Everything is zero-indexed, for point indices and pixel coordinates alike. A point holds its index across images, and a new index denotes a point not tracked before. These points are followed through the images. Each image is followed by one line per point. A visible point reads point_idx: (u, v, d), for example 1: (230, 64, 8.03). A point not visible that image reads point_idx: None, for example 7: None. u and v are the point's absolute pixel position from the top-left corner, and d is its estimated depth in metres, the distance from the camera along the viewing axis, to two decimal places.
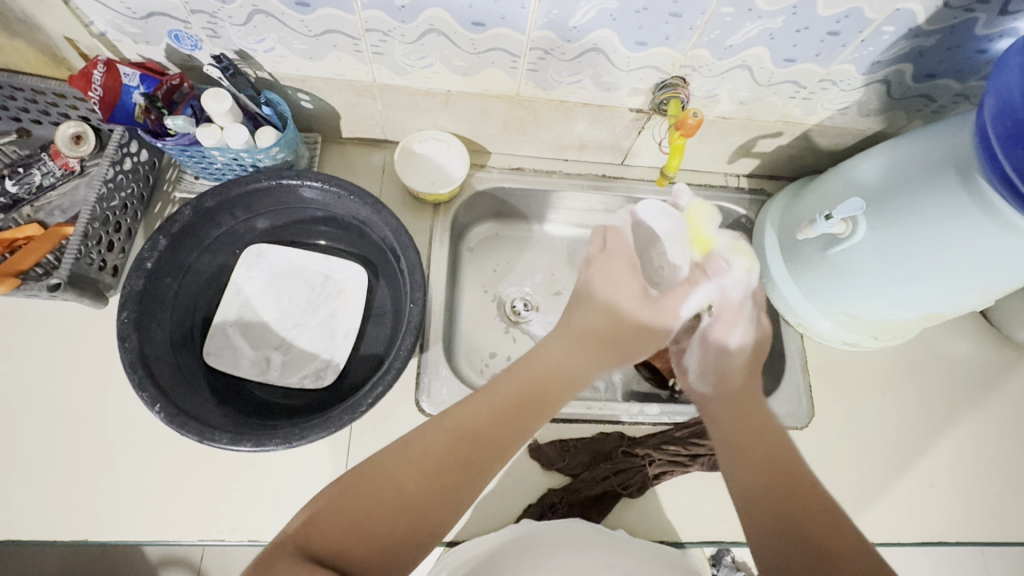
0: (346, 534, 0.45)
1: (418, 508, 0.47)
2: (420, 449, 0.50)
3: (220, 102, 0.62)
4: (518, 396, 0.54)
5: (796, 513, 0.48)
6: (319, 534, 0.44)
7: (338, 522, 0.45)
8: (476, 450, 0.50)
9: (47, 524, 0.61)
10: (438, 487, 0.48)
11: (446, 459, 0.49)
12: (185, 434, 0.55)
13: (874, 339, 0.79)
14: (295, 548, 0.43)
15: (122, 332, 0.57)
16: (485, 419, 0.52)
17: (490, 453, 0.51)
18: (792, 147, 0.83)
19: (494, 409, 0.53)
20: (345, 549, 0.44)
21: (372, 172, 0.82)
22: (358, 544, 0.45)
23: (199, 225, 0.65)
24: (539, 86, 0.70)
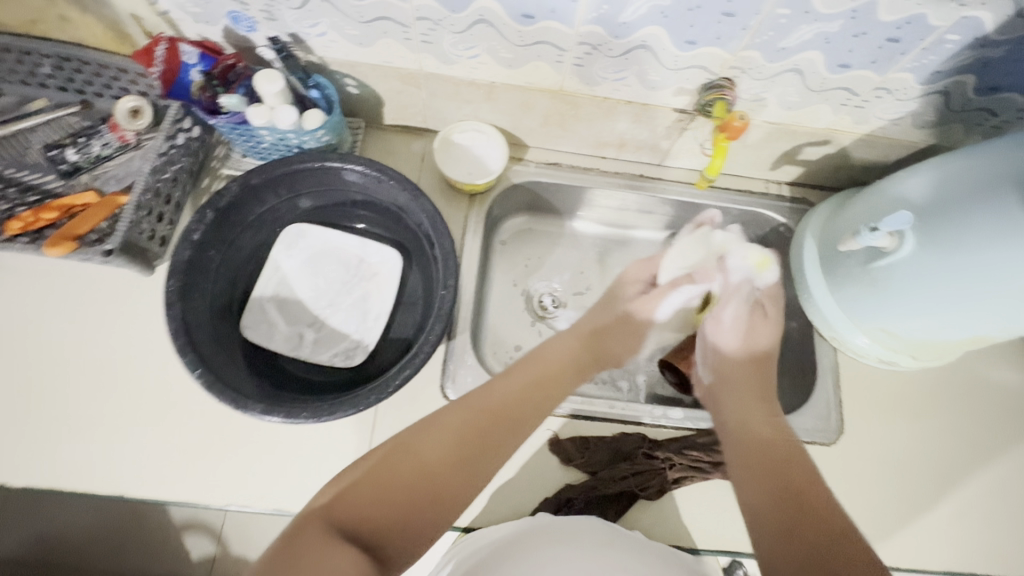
0: (372, 504, 0.46)
1: (438, 485, 0.49)
2: (444, 423, 0.53)
3: (272, 84, 0.64)
4: (533, 385, 0.60)
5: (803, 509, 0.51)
6: (345, 504, 0.45)
7: (363, 493, 0.46)
8: (497, 429, 0.55)
9: (89, 475, 0.65)
10: (459, 459, 0.51)
11: (470, 431, 0.53)
12: (221, 400, 0.57)
13: (913, 358, 0.76)
14: (322, 519, 0.44)
15: (167, 300, 0.60)
16: (512, 400, 0.58)
17: (503, 433, 0.55)
18: (839, 157, 0.80)
19: (517, 392, 0.59)
20: (368, 519, 0.45)
21: (412, 160, 0.83)
22: (380, 511, 0.46)
23: (244, 201, 0.68)
24: (583, 81, 0.70)
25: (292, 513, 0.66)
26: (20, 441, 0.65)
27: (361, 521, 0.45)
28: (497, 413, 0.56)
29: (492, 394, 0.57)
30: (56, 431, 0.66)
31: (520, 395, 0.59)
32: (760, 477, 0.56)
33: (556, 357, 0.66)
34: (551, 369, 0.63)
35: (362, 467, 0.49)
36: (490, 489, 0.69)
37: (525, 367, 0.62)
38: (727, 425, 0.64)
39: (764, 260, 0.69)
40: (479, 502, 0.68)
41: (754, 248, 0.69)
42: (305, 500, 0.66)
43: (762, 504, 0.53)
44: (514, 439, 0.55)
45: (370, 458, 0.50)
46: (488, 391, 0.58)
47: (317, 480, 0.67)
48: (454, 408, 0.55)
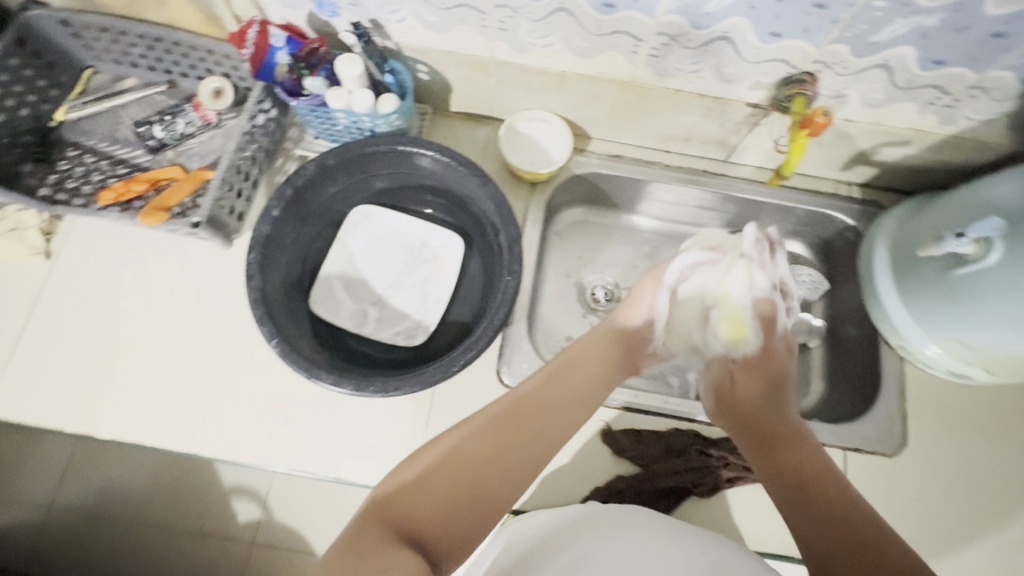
0: (423, 503, 0.46)
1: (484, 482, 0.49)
2: (484, 425, 0.53)
3: (352, 68, 0.66)
4: (560, 386, 0.61)
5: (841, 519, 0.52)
6: (401, 503, 0.46)
7: (417, 493, 0.47)
8: (528, 427, 0.55)
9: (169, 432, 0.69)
10: (499, 459, 0.51)
11: (503, 431, 0.53)
12: (295, 368, 0.60)
13: (988, 374, 0.73)
14: (383, 519, 0.45)
15: (248, 271, 0.63)
16: (536, 401, 0.58)
17: (536, 432, 0.55)
18: (918, 159, 0.77)
19: (540, 393, 0.59)
20: (424, 515, 0.46)
21: (475, 147, 0.84)
22: (432, 508, 0.46)
23: (320, 181, 0.70)
24: (656, 73, 0.69)
25: (351, 482, 0.69)
26: (110, 396, 0.70)
27: (418, 517, 0.46)
28: (531, 414, 0.56)
29: (516, 399, 0.58)
30: (140, 389, 0.71)
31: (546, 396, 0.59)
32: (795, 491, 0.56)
33: (581, 357, 0.65)
34: (579, 370, 0.64)
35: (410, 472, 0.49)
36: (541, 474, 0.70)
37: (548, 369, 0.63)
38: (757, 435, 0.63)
39: (740, 327, 0.69)
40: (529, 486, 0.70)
41: (738, 311, 0.69)
42: (362, 471, 0.69)
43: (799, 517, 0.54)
44: (547, 436, 0.56)
45: (415, 463, 0.50)
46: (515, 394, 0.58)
47: (375, 454, 0.70)
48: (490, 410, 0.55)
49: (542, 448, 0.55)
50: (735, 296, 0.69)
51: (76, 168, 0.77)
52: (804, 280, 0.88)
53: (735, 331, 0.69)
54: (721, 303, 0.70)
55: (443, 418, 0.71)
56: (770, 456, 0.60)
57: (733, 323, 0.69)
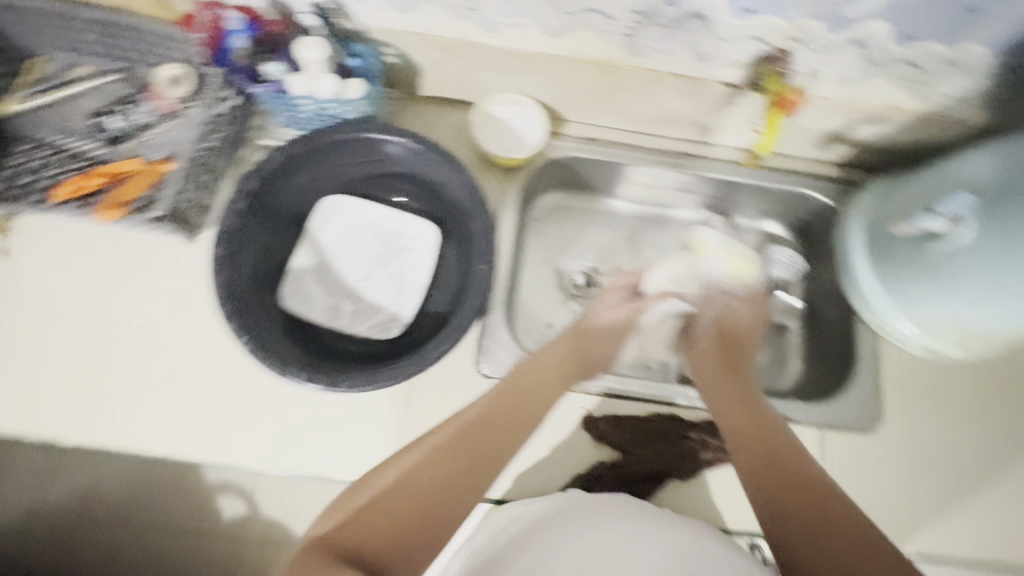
0: (371, 529, 0.45)
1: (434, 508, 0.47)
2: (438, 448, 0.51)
3: (314, 52, 0.64)
4: (517, 397, 0.59)
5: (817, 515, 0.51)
6: (350, 533, 0.44)
7: (368, 522, 0.45)
8: (483, 445, 0.52)
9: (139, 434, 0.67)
10: (450, 484, 0.49)
11: (455, 451, 0.51)
12: (267, 364, 0.59)
13: (959, 349, 0.74)
14: (328, 548, 0.43)
15: (215, 266, 0.61)
16: (491, 415, 0.55)
17: (490, 449, 0.53)
18: (892, 137, 0.77)
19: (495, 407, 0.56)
20: (371, 544, 0.44)
21: (448, 133, 0.81)
22: (380, 536, 0.45)
23: (287, 172, 0.68)
24: (630, 52, 0.68)
25: (329, 479, 0.68)
26: (75, 400, 0.68)
27: (363, 546, 0.44)
28: (488, 429, 0.54)
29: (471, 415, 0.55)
30: (106, 392, 0.69)
31: (500, 409, 0.56)
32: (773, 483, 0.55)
33: (536, 366, 0.63)
34: (532, 381, 0.61)
35: (358, 500, 0.47)
36: (522, 464, 0.70)
37: (506, 380, 0.61)
38: (736, 427, 0.62)
39: (742, 264, 0.83)
40: (510, 476, 0.69)
41: (737, 250, 0.83)
42: (340, 468, 0.68)
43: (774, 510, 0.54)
44: (504, 453, 0.53)
45: (365, 491, 0.48)
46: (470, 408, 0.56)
47: (353, 449, 0.69)
48: (445, 429, 0.53)
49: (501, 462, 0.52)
50: (719, 244, 0.84)
51: (27, 162, 0.72)
52: (782, 261, 0.89)
53: (737, 266, 0.83)
54: (712, 254, 0.83)
55: (422, 410, 0.71)
56: (752, 448, 0.59)
57: (738, 259, 0.83)
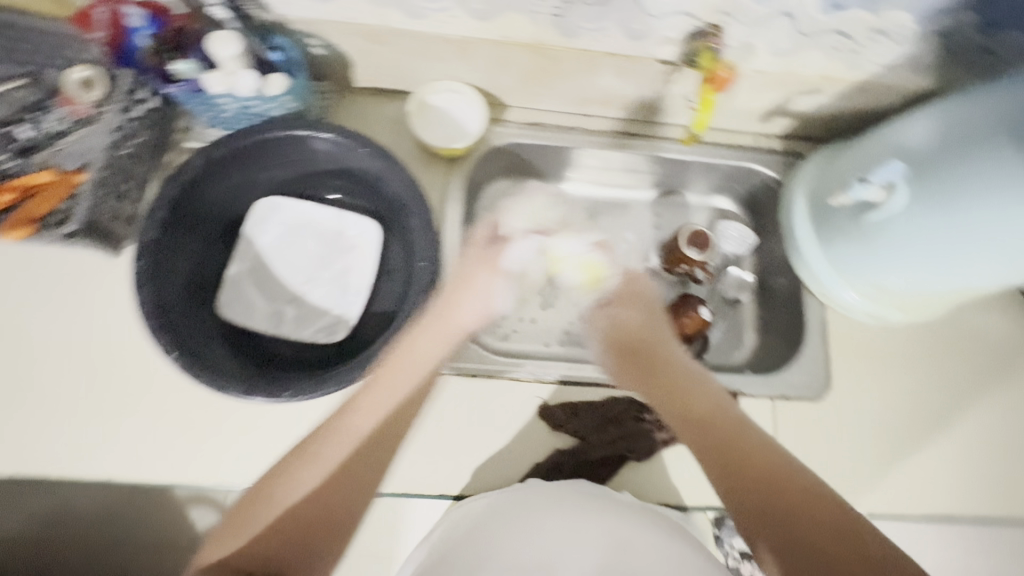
0: (275, 544, 0.52)
1: (329, 518, 0.55)
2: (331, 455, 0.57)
3: (227, 47, 0.60)
4: (404, 400, 0.63)
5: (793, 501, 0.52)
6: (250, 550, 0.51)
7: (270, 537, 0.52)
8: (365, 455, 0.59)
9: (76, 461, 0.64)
10: (337, 486, 0.56)
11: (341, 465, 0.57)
12: (201, 381, 0.56)
13: (900, 313, 0.76)
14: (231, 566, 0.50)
15: (137, 281, 0.57)
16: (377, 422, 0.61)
17: (370, 456, 0.59)
18: (830, 107, 0.77)
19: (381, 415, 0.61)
20: (276, 554, 0.51)
21: (386, 124, 0.79)
22: (282, 545, 0.52)
23: (211, 176, 0.64)
24: (561, 33, 0.66)
25: None
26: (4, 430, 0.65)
27: (267, 558, 0.51)
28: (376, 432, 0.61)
29: (359, 427, 0.60)
30: (38, 419, 0.65)
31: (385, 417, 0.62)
32: (742, 475, 0.55)
33: (421, 364, 0.66)
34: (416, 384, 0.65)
35: (260, 515, 0.53)
36: (480, 458, 0.70)
37: (392, 381, 0.63)
38: (695, 419, 0.62)
39: (594, 274, 0.83)
40: (469, 470, 0.69)
41: (589, 258, 0.84)
42: None
43: (751, 504, 0.53)
44: (384, 455, 0.60)
45: (265, 504, 0.54)
46: (354, 416, 0.60)
47: None
48: (337, 443, 0.58)
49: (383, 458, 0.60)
50: (575, 254, 0.84)
51: None
52: (732, 235, 0.89)
53: (590, 276, 0.83)
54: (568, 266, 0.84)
55: None
56: (702, 440, 0.60)
57: (590, 268, 0.83)
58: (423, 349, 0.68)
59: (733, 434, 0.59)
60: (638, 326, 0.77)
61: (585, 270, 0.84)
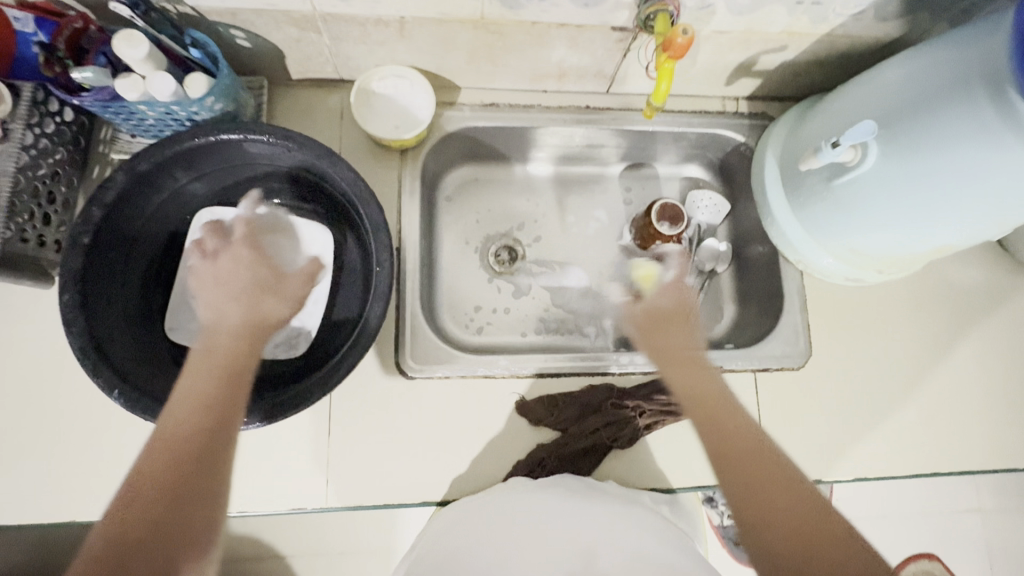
0: None
1: (176, 534, 0.41)
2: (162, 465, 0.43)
3: (135, 47, 0.54)
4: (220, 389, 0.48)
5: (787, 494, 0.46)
6: None
7: None
8: (197, 457, 0.44)
9: (26, 512, 0.60)
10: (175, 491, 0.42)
11: (178, 472, 0.43)
12: (147, 418, 0.52)
13: (879, 274, 0.74)
14: None
15: (66, 317, 0.53)
16: (201, 420, 0.46)
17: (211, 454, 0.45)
18: (797, 63, 0.73)
19: (200, 415, 0.46)
20: None
21: (330, 118, 0.74)
22: None
23: (138, 192, 0.59)
24: (504, 6, 0.60)
25: (260, 512, 0.65)
26: None
27: None
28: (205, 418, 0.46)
29: (180, 434, 0.45)
30: None
31: (210, 413, 0.47)
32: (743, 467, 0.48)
33: (228, 355, 0.51)
34: (230, 371, 0.50)
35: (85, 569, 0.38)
36: (461, 460, 0.68)
37: (195, 377, 0.49)
38: (698, 401, 0.55)
39: (649, 275, 0.77)
40: (450, 474, 0.67)
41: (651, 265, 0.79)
42: (270, 498, 0.65)
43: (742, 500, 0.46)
44: (225, 451, 0.46)
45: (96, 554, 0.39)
46: (167, 426, 0.45)
47: (281, 477, 0.65)
48: (165, 453, 0.44)
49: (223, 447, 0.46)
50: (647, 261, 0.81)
51: None
52: (706, 204, 0.87)
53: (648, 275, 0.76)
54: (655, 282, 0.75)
55: (346, 424, 0.67)
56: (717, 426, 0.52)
57: (646, 274, 0.78)
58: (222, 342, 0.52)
59: (733, 424, 0.52)
60: (673, 305, 0.68)
61: (643, 273, 0.79)
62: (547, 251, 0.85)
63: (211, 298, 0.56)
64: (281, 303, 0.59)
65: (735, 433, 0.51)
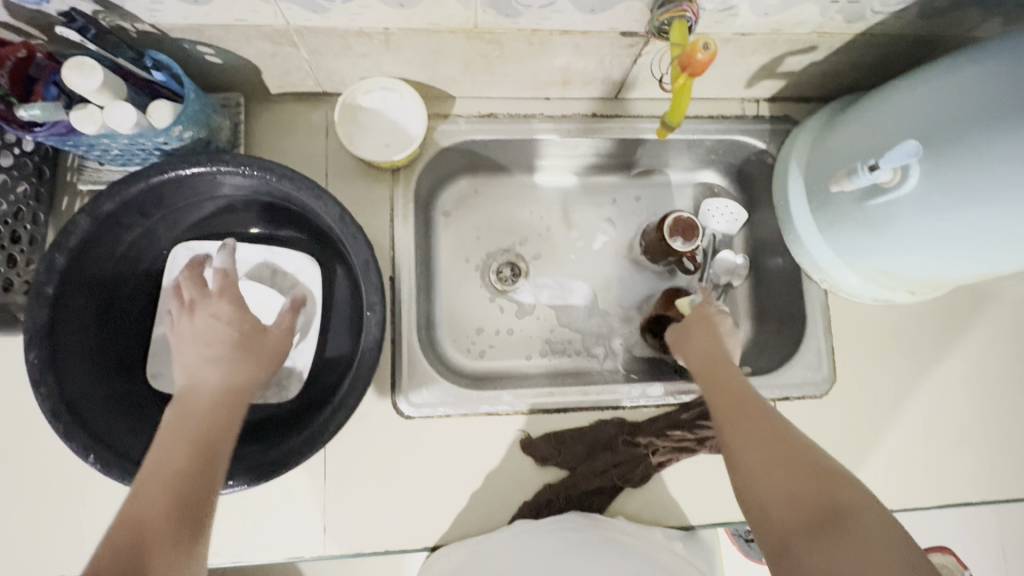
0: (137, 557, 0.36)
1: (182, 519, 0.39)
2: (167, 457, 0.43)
3: (88, 78, 0.48)
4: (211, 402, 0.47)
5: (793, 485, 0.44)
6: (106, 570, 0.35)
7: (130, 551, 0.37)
8: (174, 481, 0.41)
9: (6, 569, 0.57)
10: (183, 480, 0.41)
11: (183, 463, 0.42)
12: (127, 483, 0.49)
13: (911, 294, 0.68)
14: None
15: (33, 376, 0.49)
16: (176, 484, 0.41)
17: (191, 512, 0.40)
18: (826, 64, 0.66)
19: (177, 472, 0.41)
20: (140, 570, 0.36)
21: (314, 135, 0.68)
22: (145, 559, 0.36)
23: (105, 231, 0.55)
24: (500, 14, 0.54)
25: (255, 561, 0.62)
26: None
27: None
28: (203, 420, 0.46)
29: (156, 500, 0.39)
30: None
31: (189, 469, 0.42)
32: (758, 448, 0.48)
33: (205, 415, 0.46)
34: (206, 433, 0.44)
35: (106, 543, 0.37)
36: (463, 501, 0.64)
37: (167, 441, 0.44)
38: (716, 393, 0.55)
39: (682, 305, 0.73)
40: (452, 517, 0.64)
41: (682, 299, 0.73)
42: (265, 546, 0.62)
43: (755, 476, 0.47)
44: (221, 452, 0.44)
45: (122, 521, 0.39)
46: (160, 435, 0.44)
47: (275, 524, 0.62)
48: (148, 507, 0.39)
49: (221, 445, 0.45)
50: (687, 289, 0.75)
51: None
52: (721, 214, 0.80)
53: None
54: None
55: (343, 467, 0.64)
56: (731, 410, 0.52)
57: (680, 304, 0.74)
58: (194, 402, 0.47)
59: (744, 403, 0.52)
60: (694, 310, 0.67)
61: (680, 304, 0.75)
62: (552, 268, 0.80)
63: (185, 332, 0.52)
64: (263, 357, 0.53)
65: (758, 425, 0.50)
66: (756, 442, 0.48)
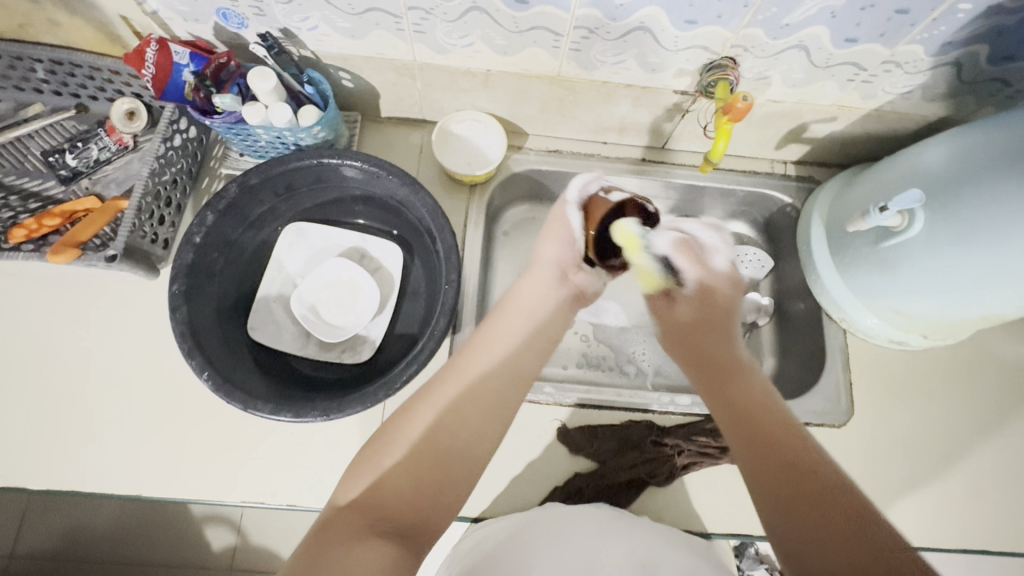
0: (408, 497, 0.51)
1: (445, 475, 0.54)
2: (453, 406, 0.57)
3: (265, 82, 0.63)
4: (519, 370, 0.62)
5: (802, 492, 0.49)
6: (383, 502, 0.50)
7: (401, 490, 0.51)
8: (450, 438, 0.55)
9: (106, 477, 0.66)
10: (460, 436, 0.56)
11: (467, 423, 0.56)
12: (230, 402, 0.57)
13: (924, 338, 0.75)
14: (363, 515, 0.49)
15: (172, 304, 0.60)
16: (433, 471, 0.53)
17: (423, 519, 0.51)
18: (844, 134, 0.79)
19: (448, 455, 0.54)
20: (400, 514, 0.50)
21: (411, 152, 0.82)
22: (409, 508, 0.51)
23: (244, 201, 0.68)
24: (581, 66, 0.68)
25: (305, 509, 0.68)
26: (35, 445, 0.67)
27: (395, 514, 0.50)
28: (482, 386, 0.59)
29: (427, 453, 0.54)
30: (70, 435, 0.67)
31: (462, 463, 0.55)
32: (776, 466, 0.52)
33: (497, 383, 0.60)
34: (487, 403, 0.58)
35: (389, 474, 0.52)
36: (499, 477, 0.70)
37: (452, 419, 0.56)
38: (739, 414, 0.58)
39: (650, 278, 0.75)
40: (487, 492, 0.69)
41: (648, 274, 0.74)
42: (317, 495, 0.68)
43: (777, 488, 0.51)
44: (487, 422, 0.58)
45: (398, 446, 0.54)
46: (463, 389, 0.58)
47: (329, 476, 0.68)
48: (404, 488, 0.51)
49: (501, 401, 0.59)
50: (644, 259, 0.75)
51: None
52: (749, 259, 0.91)
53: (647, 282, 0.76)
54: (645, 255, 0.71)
55: None
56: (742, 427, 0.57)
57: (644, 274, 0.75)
58: (502, 386, 0.60)
59: (769, 422, 0.56)
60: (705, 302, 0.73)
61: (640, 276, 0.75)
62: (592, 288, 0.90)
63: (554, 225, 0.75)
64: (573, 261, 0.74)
65: (773, 441, 0.54)
66: (773, 445, 0.54)
